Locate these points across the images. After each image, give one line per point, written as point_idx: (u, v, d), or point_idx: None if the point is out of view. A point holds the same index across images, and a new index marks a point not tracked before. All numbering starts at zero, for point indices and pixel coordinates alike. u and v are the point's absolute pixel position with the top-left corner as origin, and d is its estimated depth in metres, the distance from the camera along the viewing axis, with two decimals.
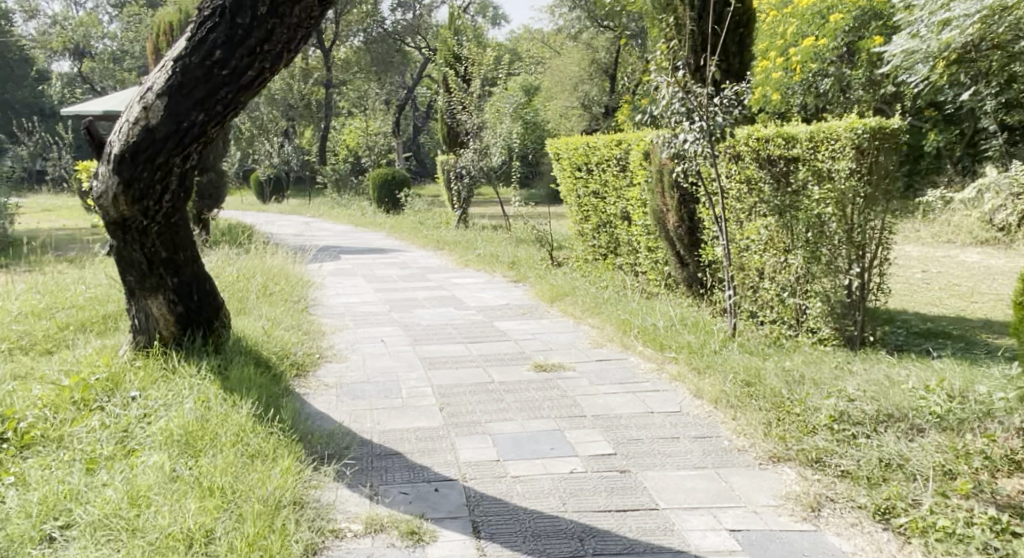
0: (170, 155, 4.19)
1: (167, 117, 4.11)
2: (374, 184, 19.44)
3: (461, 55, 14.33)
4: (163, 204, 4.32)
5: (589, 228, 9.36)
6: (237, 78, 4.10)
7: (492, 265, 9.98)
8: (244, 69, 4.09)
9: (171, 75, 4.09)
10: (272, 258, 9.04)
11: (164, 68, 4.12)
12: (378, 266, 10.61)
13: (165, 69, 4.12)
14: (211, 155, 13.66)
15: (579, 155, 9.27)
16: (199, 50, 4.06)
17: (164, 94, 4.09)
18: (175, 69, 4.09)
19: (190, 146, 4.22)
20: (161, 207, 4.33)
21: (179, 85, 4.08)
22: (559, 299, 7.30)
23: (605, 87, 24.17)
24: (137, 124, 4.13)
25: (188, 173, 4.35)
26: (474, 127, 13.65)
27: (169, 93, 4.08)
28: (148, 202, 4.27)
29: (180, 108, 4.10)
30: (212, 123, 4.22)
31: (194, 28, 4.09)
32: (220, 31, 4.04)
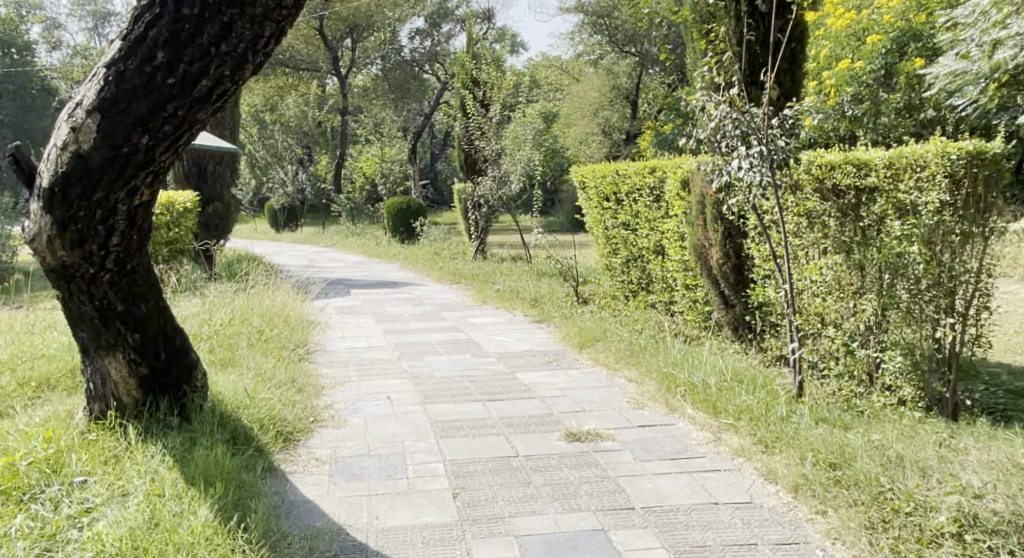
0: (108, 192, 3.58)
1: (100, 142, 3.49)
2: (389, 212, 18.77)
3: (480, 79, 13.69)
4: (111, 247, 3.68)
5: (618, 263, 8.59)
6: (187, 87, 3.51)
7: (513, 302, 9.22)
8: (197, 75, 3.51)
9: (104, 86, 3.49)
10: (279, 295, 8.32)
11: (95, 77, 3.53)
12: (390, 303, 9.85)
13: (97, 79, 3.53)
14: (219, 185, 13.08)
15: (606, 183, 8.51)
16: (138, 52, 3.48)
17: (95, 111, 3.49)
18: (108, 77, 3.50)
19: (136, 176, 3.59)
20: (107, 251, 3.68)
21: (113, 99, 3.47)
22: (590, 344, 6.53)
23: (626, 114, 23.56)
24: (67, 149, 3.53)
25: (138, 211, 3.70)
26: (493, 154, 12.95)
27: (100, 109, 3.48)
28: (89, 245, 3.62)
29: (116, 127, 3.49)
30: (161, 148, 3.60)
31: (130, 23, 3.52)
32: (161, 27, 3.46)
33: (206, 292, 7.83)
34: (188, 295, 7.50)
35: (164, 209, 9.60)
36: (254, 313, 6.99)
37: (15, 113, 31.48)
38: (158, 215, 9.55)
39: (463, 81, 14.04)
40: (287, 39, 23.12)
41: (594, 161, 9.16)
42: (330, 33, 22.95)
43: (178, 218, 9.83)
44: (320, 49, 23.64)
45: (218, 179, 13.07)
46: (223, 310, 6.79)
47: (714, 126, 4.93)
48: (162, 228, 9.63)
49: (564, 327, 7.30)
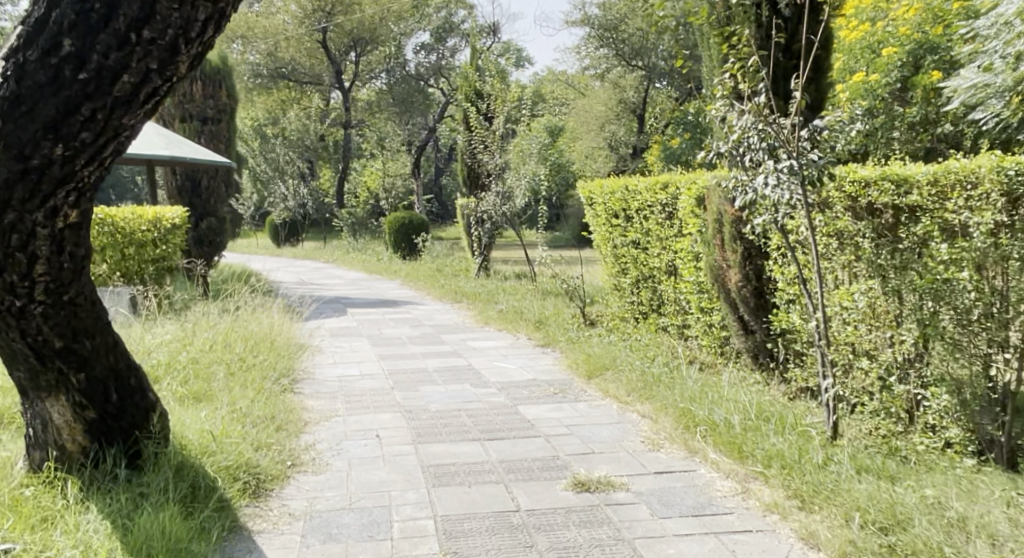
0: (23, 213, 3.25)
1: (3, 150, 3.16)
2: (391, 228, 18.31)
3: (484, 91, 13.27)
4: (38, 279, 3.36)
5: (628, 283, 8.10)
6: (102, 82, 3.15)
7: (517, 323, 8.74)
8: (115, 69, 3.14)
9: (5, 84, 3.15)
10: (273, 317, 7.88)
11: None
12: (387, 324, 9.38)
13: None
14: (214, 199, 12.74)
15: (614, 199, 8.04)
16: (41, 42, 3.12)
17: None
18: (8, 72, 3.16)
19: (53, 192, 3.27)
20: (34, 281, 3.36)
21: (16, 99, 3.14)
22: (600, 374, 6.05)
23: (632, 129, 23.12)
24: None
25: (64, 233, 3.39)
26: (496, 168, 12.50)
27: (2, 113, 3.15)
28: (9, 276, 3.29)
29: (24, 134, 3.15)
30: (81, 160, 3.28)
31: (30, 8, 3.17)
32: (64, 9, 3.09)
33: (190, 315, 7.38)
34: (170, 318, 7.05)
35: (151, 225, 9.20)
36: (238, 338, 6.55)
37: None
38: (147, 231, 9.19)
39: (467, 94, 13.61)
40: (291, 53, 22.75)
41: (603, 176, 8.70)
42: (334, 46, 22.59)
43: (168, 234, 9.41)
44: (324, 62, 23.24)
45: (213, 193, 12.71)
46: (205, 335, 6.36)
47: (731, 138, 4.47)
48: (151, 244, 9.23)
49: (572, 352, 6.81)
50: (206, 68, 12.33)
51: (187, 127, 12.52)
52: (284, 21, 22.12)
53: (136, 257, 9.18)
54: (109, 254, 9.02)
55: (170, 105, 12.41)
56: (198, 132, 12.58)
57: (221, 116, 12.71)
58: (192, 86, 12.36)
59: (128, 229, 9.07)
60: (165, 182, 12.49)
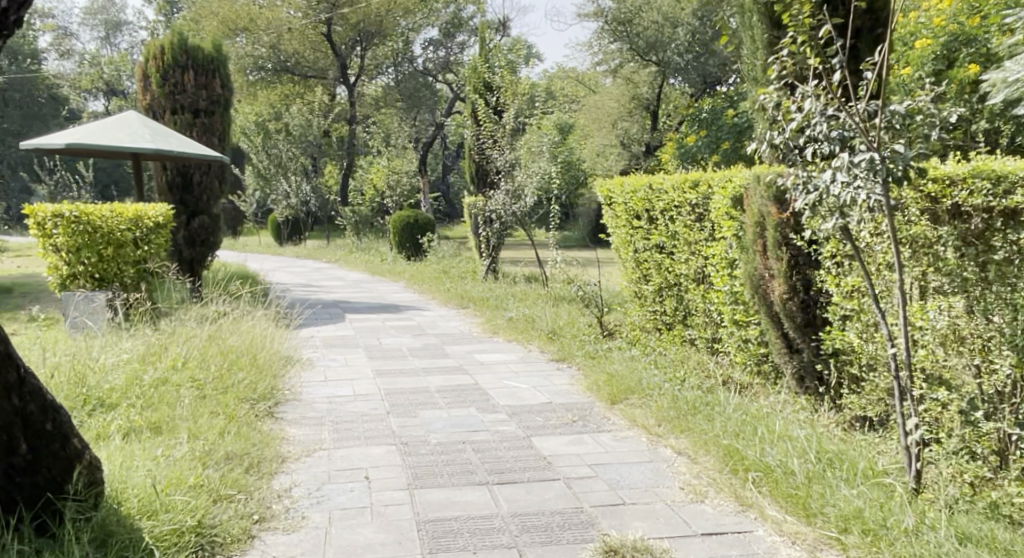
0: None
1: None
2: (395, 227, 17.59)
3: (494, 84, 12.54)
4: None
5: (652, 291, 7.33)
6: None
7: (528, 334, 7.98)
8: None
9: None
10: (264, 330, 7.12)
11: None
12: (386, 333, 8.64)
13: None
14: (206, 197, 12.02)
15: (637, 199, 7.27)
16: None
17: None
18: None
19: None
20: None
21: None
22: (624, 400, 5.30)
23: (646, 126, 22.30)
24: None
25: None
26: (506, 165, 11.75)
27: None
28: None
29: None
30: None
31: None
32: None
33: (166, 324, 6.66)
34: (143, 331, 6.33)
35: (132, 223, 8.85)
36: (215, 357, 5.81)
37: (18, 123, 30.65)
38: (130, 229, 8.84)
39: (475, 86, 12.83)
40: (293, 46, 22.05)
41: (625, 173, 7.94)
42: (339, 40, 21.93)
43: (149, 234, 9.10)
44: (329, 56, 22.53)
45: (206, 190, 11.99)
46: (179, 355, 5.63)
47: (791, 127, 3.71)
48: (132, 245, 8.89)
49: (591, 372, 6.05)
50: (198, 55, 11.73)
51: (178, 120, 11.81)
52: (288, 13, 21.52)
53: (116, 259, 8.78)
54: (82, 255, 8.58)
55: (159, 95, 11.72)
56: (189, 125, 11.88)
57: (214, 108, 12.01)
58: (183, 75, 11.71)
59: (106, 230, 8.65)
60: (155, 178, 11.78)
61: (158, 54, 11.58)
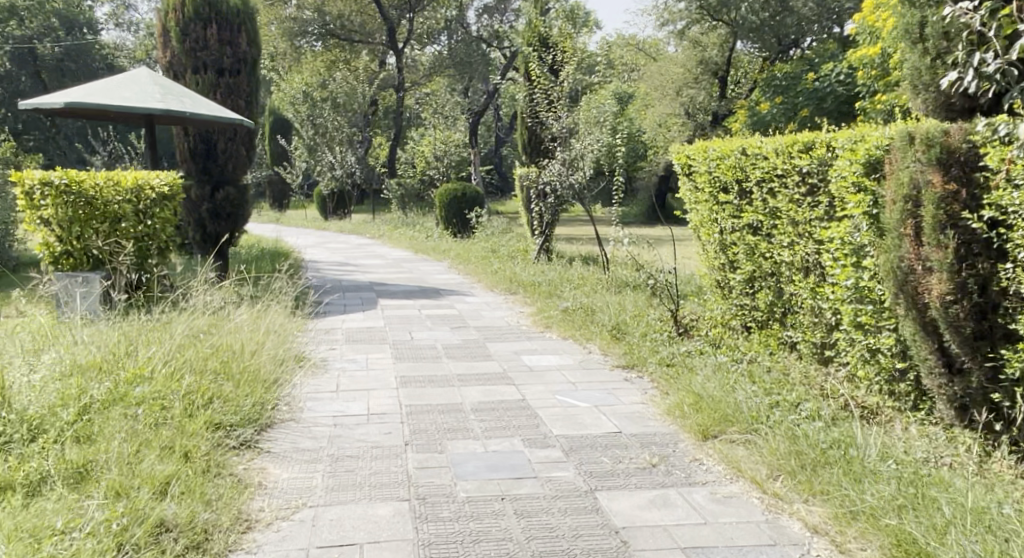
0: None
1: None
2: (440, 202, 16.37)
3: (550, 41, 11.17)
4: None
5: (739, 282, 5.97)
6: None
7: (589, 331, 6.64)
8: None
9: None
10: (273, 326, 5.92)
11: None
12: (420, 326, 7.40)
13: None
14: (232, 165, 10.86)
15: (724, 167, 5.89)
16: None
17: None
18: None
19: None
20: None
21: None
22: (721, 433, 3.95)
23: (714, 94, 20.79)
24: None
25: None
26: (561, 132, 10.38)
27: None
28: None
29: None
30: None
31: None
32: None
33: (149, 323, 5.52)
34: (118, 330, 5.20)
35: (133, 194, 7.94)
36: (193, 373, 4.66)
37: None
38: (130, 202, 7.94)
39: (529, 41, 11.39)
40: (340, 8, 21.10)
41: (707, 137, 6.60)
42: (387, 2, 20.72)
43: (152, 206, 8.17)
44: (377, 18, 21.55)
45: (231, 158, 10.82)
46: (144, 367, 4.51)
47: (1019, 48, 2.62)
48: (133, 219, 7.97)
49: (670, 388, 4.73)
50: (223, 7, 10.59)
51: (201, 80, 10.68)
52: None
53: (113, 234, 7.88)
54: (72, 230, 7.68)
55: (180, 52, 10.60)
56: (213, 86, 10.73)
57: (240, 67, 10.85)
58: (206, 30, 10.58)
59: (100, 201, 7.74)
60: (177, 145, 10.68)
61: (179, 6, 10.45)
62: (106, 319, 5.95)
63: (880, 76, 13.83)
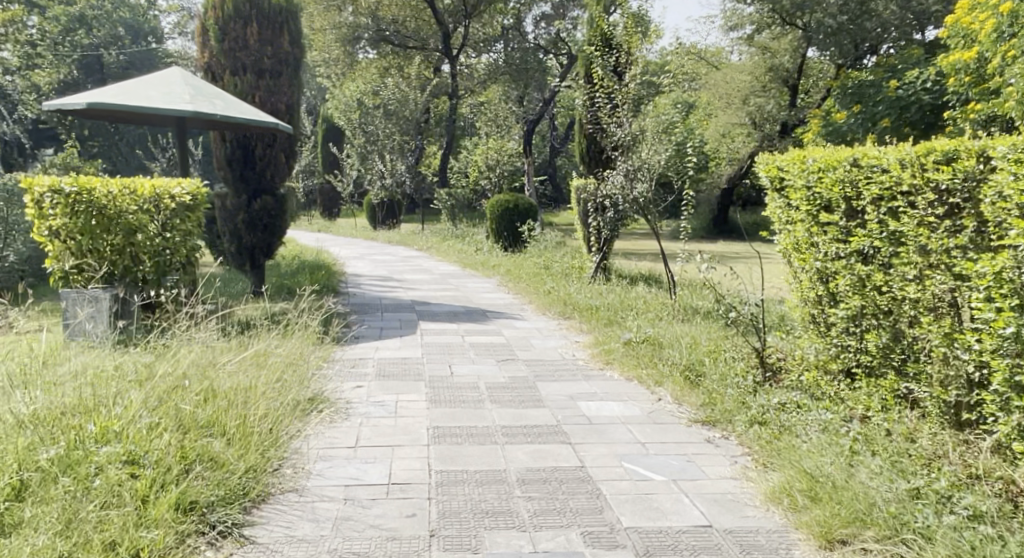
0: None
1: None
2: (491, 213, 15.51)
3: (615, 40, 10.19)
4: None
5: (840, 321, 4.95)
6: None
7: (658, 373, 5.63)
8: None
9: None
10: (287, 369, 4.95)
11: None
12: (462, 359, 6.50)
13: None
14: (270, 171, 9.96)
15: (828, 182, 4.89)
16: None
17: None
18: None
19: None
20: None
21: None
22: (851, 537, 3.49)
23: (783, 102, 19.63)
24: None
25: None
26: (623, 140, 9.43)
27: None
28: None
29: None
30: None
31: None
32: None
33: (138, 361, 4.65)
34: (105, 375, 4.41)
35: (151, 204, 7.05)
36: (182, 431, 3.85)
37: None
38: (146, 212, 7.01)
39: (591, 41, 10.43)
40: (394, 12, 20.31)
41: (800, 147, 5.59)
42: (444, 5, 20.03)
43: (173, 218, 7.26)
44: (432, 24, 20.77)
45: (270, 165, 9.93)
46: (118, 421, 3.71)
47: None
48: (150, 230, 7.04)
49: (774, 462, 3.96)
50: (263, 3, 9.74)
51: (239, 81, 9.79)
52: None
53: (128, 248, 6.96)
54: (81, 243, 6.80)
55: (219, 53, 9.75)
56: (252, 88, 9.83)
57: (281, 68, 9.97)
58: (246, 29, 9.72)
59: (113, 211, 6.86)
60: (213, 151, 9.88)
61: (219, 3, 9.63)
62: (97, 352, 5.11)
63: (973, 84, 12.68)
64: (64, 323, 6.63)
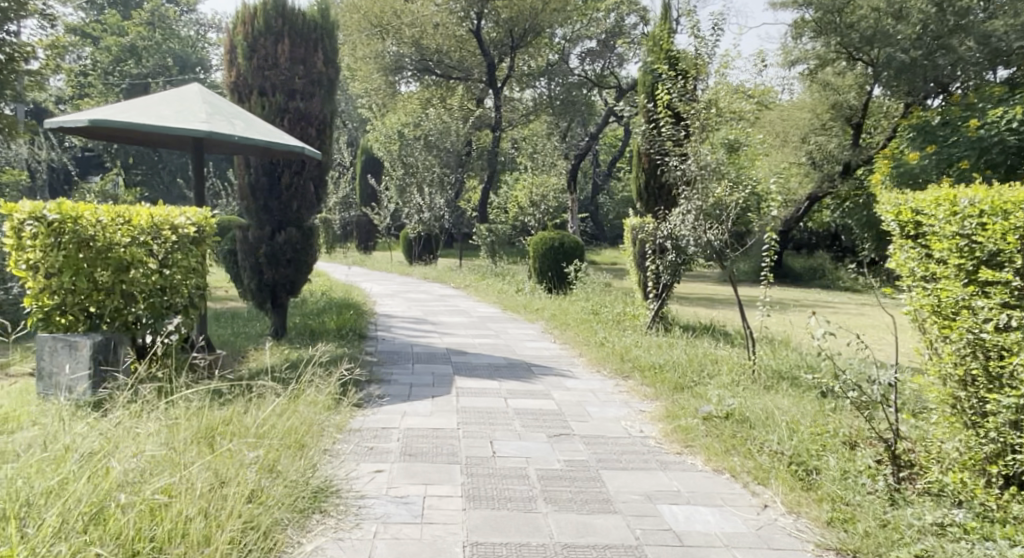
0: None
1: None
2: (534, 251, 14.38)
3: (681, 66, 8.97)
4: None
5: (1001, 412, 3.89)
6: None
7: (759, 467, 4.53)
8: None
9: None
10: (274, 461, 3.89)
11: None
12: (506, 432, 5.32)
13: None
14: (296, 204, 8.71)
15: (998, 230, 3.95)
16: None
17: None
18: None
19: None
20: None
21: None
22: None
23: (846, 142, 18.49)
24: None
25: None
26: (689, 175, 8.24)
27: None
28: None
29: None
30: None
31: None
32: None
33: (85, 440, 3.57)
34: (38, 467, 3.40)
35: (149, 235, 5.91)
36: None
37: None
38: (144, 245, 5.89)
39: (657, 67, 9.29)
40: (438, 42, 19.09)
41: (930, 187, 4.56)
42: (491, 37, 19.07)
43: (174, 253, 6.11)
44: (477, 55, 19.64)
45: (297, 196, 8.69)
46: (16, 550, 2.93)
47: None
48: (147, 266, 5.89)
49: None
50: (298, 19, 8.53)
51: (268, 103, 8.48)
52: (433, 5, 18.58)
53: (118, 287, 5.78)
54: (62, 281, 5.61)
55: (246, 72, 8.47)
56: (281, 111, 8.51)
57: (315, 90, 8.64)
58: (278, 45, 8.47)
59: (103, 244, 5.71)
60: (235, 179, 8.65)
61: (250, 17, 8.43)
62: (51, 425, 3.96)
63: None
64: (37, 373, 5.47)
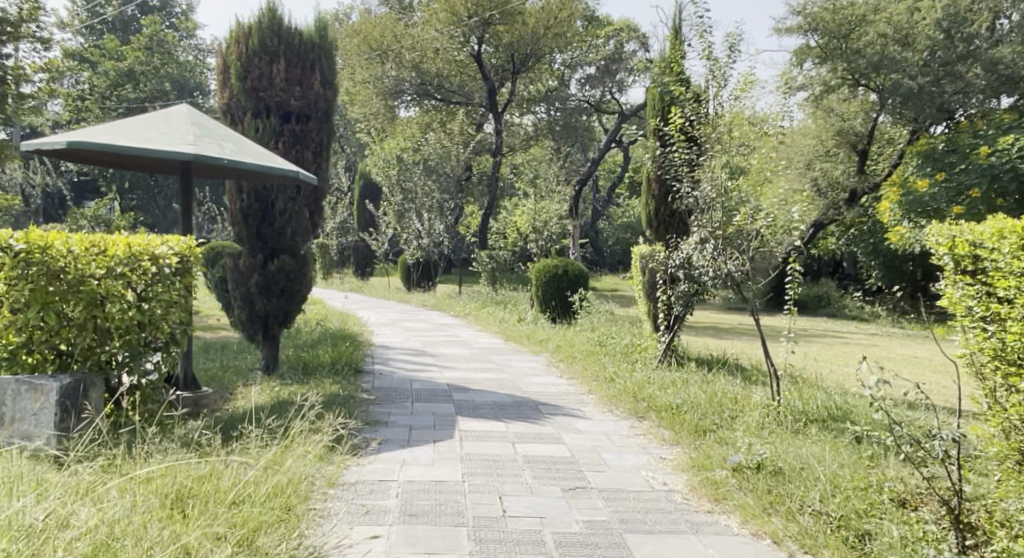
0: None
1: None
2: (536, 279, 13.88)
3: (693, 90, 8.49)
4: None
5: None
6: None
7: (805, 531, 4.11)
8: None
9: None
10: (257, 542, 3.49)
11: None
12: (516, 484, 4.83)
13: None
14: (291, 229, 8.22)
15: None
16: None
17: None
18: None
19: None
20: None
21: None
22: None
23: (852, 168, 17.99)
24: None
25: None
26: (703, 202, 7.77)
27: None
28: None
29: None
30: None
31: None
32: None
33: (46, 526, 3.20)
34: None
35: (128, 266, 5.41)
36: None
37: None
38: (121, 277, 5.39)
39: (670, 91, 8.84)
40: (438, 67, 18.67)
41: (990, 218, 4.17)
42: (493, 61, 18.68)
43: (154, 286, 5.60)
44: (477, 81, 19.17)
45: (291, 221, 8.20)
46: None
47: None
48: (125, 299, 5.38)
49: None
50: (295, 38, 8.09)
51: (261, 126, 8.02)
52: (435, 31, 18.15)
53: (92, 322, 5.27)
54: (29, 316, 5.12)
55: (239, 93, 8.01)
56: (275, 133, 8.05)
57: (311, 112, 8.20)
58: (272, 65, 8.02)
59: (74, 276, 5.23)
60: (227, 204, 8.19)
61: (243, 35, 7.96)
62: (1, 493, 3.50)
63: None
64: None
